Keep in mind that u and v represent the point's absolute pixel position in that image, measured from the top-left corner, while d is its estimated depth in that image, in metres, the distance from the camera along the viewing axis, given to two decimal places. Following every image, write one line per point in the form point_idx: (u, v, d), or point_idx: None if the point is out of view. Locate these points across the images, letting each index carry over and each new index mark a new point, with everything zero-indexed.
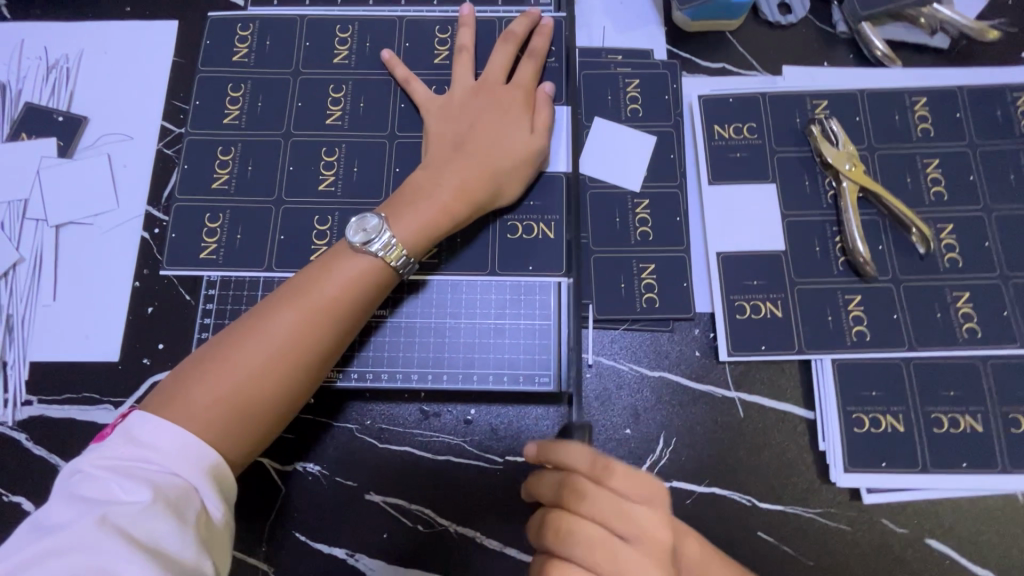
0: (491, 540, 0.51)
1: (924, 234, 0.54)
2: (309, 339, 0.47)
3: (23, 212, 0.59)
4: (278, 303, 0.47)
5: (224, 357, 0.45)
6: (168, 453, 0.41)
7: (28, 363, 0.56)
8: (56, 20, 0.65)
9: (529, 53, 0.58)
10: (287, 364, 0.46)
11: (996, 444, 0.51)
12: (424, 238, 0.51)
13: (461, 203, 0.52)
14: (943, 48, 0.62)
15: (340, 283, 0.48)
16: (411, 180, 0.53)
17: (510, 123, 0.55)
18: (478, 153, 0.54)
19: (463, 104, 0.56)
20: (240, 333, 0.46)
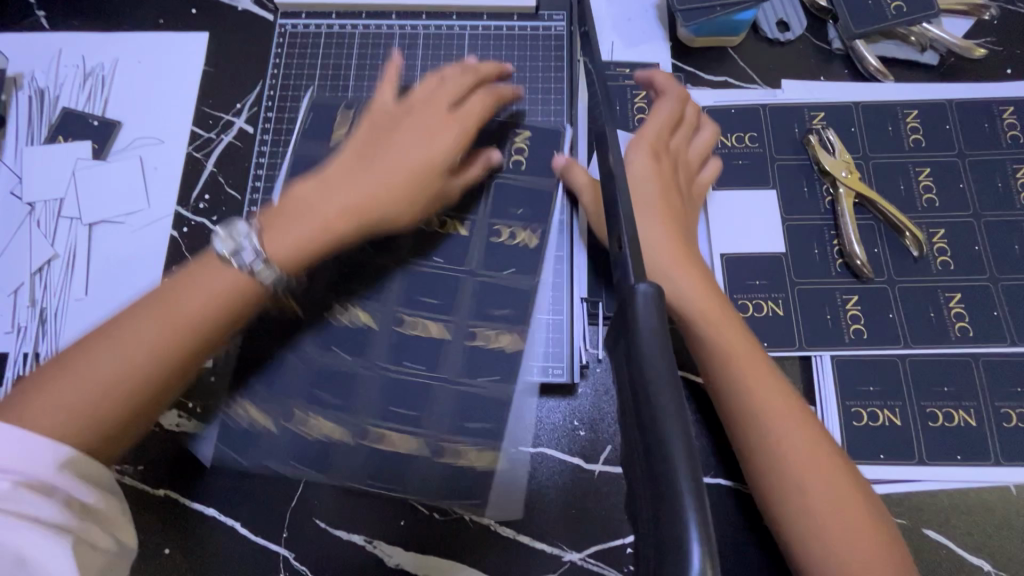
0: (505, 528, 0.53)
1: (917, 237, 0.57)
2: (160, 347, 0.44)
3: (58, 210, 0.62)
4: (152, 304, 0.46)
5: (81, 359, 0.43)
6: (16, 453, 0.38)
7: (60, 354, 0.58)
8: (93, 30, 0.69)
9: (483, 89, 0.60)
10: (142, 372, 0.43)
11: (988, 438, 0.53)
12: (302, 253, 0.50)
13: (347, 223, 0.52)
14: (933, 65, 0.65)
15: (212, 290, 0.46)
16: (299, 189, 0.54)
17: (417, 141, 0.57)
18: (377, 171, 0.55)
19: (377, 131, 0.58)
20: (99, 336, 0.44)
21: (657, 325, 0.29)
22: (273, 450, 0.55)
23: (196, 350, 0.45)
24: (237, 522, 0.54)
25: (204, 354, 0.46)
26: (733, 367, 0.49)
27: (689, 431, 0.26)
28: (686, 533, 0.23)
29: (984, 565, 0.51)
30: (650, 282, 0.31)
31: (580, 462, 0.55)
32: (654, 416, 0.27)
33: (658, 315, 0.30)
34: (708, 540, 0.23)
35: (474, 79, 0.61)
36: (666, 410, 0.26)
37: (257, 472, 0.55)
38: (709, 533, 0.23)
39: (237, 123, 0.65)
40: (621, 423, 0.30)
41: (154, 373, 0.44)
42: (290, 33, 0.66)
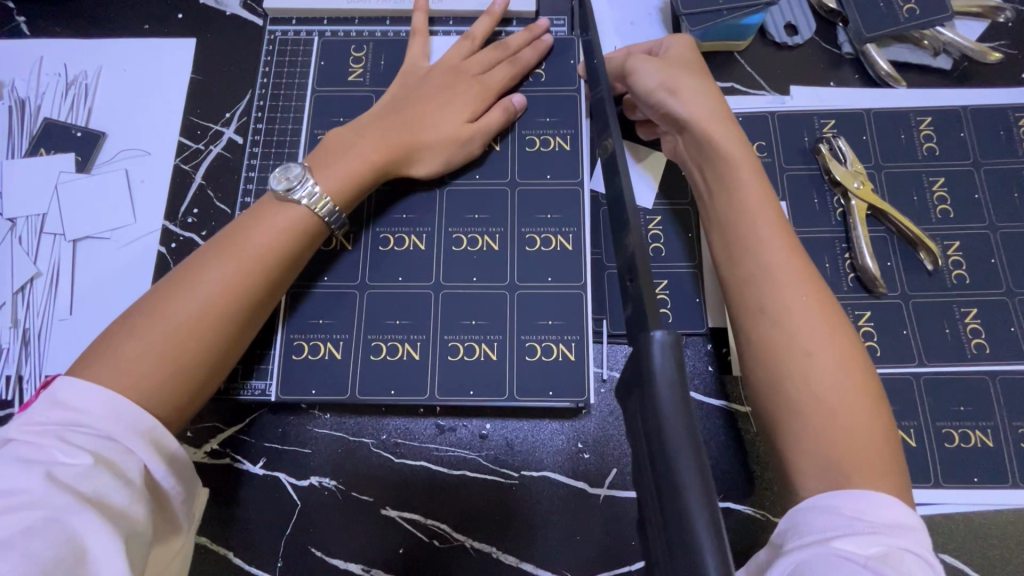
0: (507, 555, 0.51)
1: (931, 251, 0.55)
2: (230, 301, 0.46)
3: (41, 226, 0.60)
4: (219, 251, 0.47)
5: (157, 311, 0.44)
6: (100, 416, 0.39)
7: (44, 377, 0.56)
8: (76, 37, 0.66)
9: (512, 60, 0.61)
10: (206, 327, 0.44)
11: (1005, 459, 0.51)
12: (344, 185, 0.52)
13: (383, 154, 0.54)
14: (946, 70, 0.63)
15: (276, 227, 0.49)
16: (336, 133, 0.55)
17: (450, 104, 0.57)
18: (418, 109, 0.57)
19: (410, 92, 0.58)
20: (175, 285, 0.45)
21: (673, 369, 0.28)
22: (266, 477, 0.53)
23: (263, 300, 0.48)
24: (229, 552, 0.52)
25: (268, 298, 0.49)
26: (788, 295, 0.44)
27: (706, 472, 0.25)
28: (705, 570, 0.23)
29: None
30: (665, 329, 0.29)
31: (585, 486, 0.53)
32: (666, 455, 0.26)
33: (674, 361, 0.28)
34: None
35: (504, 54, 0.61)
36: (682, 451, 0.26)
37: (250, 499, 0.53)
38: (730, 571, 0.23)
39: (226, 134, 0.63)
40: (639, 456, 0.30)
41: (219, 332, 0.45)
42: (279, 39, 0.64)
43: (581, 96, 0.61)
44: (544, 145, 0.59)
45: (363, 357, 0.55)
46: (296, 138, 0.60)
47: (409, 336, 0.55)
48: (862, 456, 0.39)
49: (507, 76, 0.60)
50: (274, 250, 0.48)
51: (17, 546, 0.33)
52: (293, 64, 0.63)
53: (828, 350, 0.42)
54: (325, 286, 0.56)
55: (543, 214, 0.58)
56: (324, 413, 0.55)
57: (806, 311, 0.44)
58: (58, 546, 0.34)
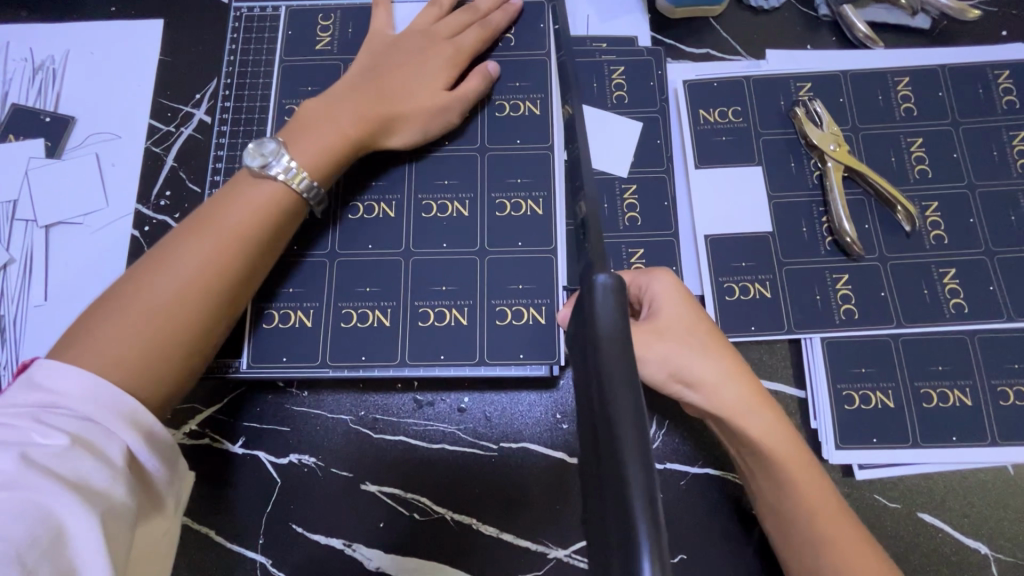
0: (487, 526, 0.51)
1: (909, 212, 0.55)
2: (211, 280, 0.45)
3: (13, 213, 0.59)
4: (195, 233, 0.46)
5: (134, 292, 0.43)
6: (80, 397, 0.39)
7: (21, 363, 0.56)
8: (41, 22, 0.65)
9: (482, 24, 0.60)
10: (188, 307, 0.44)
11: (984, 417, 0.51)
12: (321, 162, 0.51)
13: (360, 128, 0.53)
14: (925, 29, 0.62)
15: (252, 204, 0.48)
16: (311, 105, 0.54)
17: (425, 73, 0.56)
18: (392, 79, 0.56)
19: (383, 61, 0.57)
20: (151, 268, 0.45)
21: (616, 316, 0.29)
22: (244, 455, 0.53)
23: (241, 280, 0.47)
24: (211, 530, 0.52)
25: (248, 278, 0.48)
26: (731, 399, 0.46)
27: (645, 427, 0.24)
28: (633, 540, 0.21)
29: (982, 548, 0.49)
30: (610, 273, 0.30)
31: (564, 456, 0.53)
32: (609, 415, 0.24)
33: (616, 306, 0.29)
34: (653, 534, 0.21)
35: (474, 17, 0.60)
36: (623, 410, 0.24)
37: (230, 478, 0.53)
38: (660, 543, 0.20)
39: (196, 114, 0.62)
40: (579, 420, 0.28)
41: (203, 310, 0.45)
42: (247, 17, 0.63)
43: (552, 60, 0.60)
44: (514, 110, 0.59)
45: (335, 324, 0.55)
46: (265, 115, 0.60)
47: (380, 303, 0.55)
48: (843, 537, 0.43)
49: (478, 40, 0.59)
50: (253, 227, 0.48)
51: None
52: (260, 41, 0.62)
53: (779, 451, 0.46)
54: (298, 264, 0.56)
55: (513, 181, 0.57)
56: (301, 390, 0.55)
57: (751, 413, 0.46)
58: (34, 530, 0.33)
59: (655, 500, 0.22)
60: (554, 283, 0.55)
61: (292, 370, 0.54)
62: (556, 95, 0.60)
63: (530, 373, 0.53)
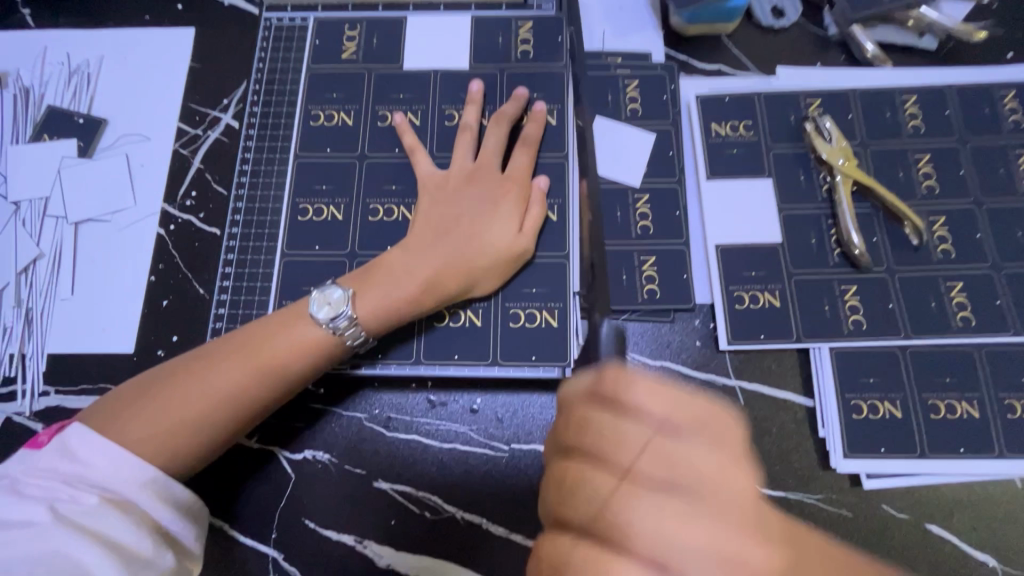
0: (497, 526, 0.52)
1: (917, 225, 0.56)
2: (241, 402, 0.49)
3: (44, 210, 0.62)
4: (239, 350, 0.50)
5: (169, 391, 0.48)
6: (104, 470, 0.45)
7: (46, 355, 0.57)
8: (78, 28, 0.68)
9: (522, 143, 0.59)
10: (212, 424, 0.48)
11: (992, 430, 0.51)
12: (383, 316, 0.52)
13: (430, 296, 0.53)
14: (932, 50, 0.64)
15: (292, 348, 0.50)
16: (385, 259, 0.54)
17: (497, 210, 0.56)
18: (459, 234, 0.55)
19: (445, 212, 0.56)
20: (193, 372, 0.49)
21: None
22: (262, 450, 0.54)
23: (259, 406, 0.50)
24: (225, 524, 0.53)
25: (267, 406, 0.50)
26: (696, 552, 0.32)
27: None
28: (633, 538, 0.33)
29: (990, 560, 0.49)
30: None
31: None
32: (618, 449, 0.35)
33: None
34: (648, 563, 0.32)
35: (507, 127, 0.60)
36: None
37: (245, 472, 0.54)
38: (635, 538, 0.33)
39: (223, 119, 0.64)
40: None
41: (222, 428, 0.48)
42: (276, 26, 0.65)
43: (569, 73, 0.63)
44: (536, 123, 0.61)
45: None
46: (290, 121, 0.62)
47: None
48: None
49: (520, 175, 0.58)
50: (290, 359, 0.50)
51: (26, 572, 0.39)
52: (287, 49, 0.64)
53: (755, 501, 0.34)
54: (319, 264, 0.57)
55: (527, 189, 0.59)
56: (317, 387, 0.56)
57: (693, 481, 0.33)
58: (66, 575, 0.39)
59: None
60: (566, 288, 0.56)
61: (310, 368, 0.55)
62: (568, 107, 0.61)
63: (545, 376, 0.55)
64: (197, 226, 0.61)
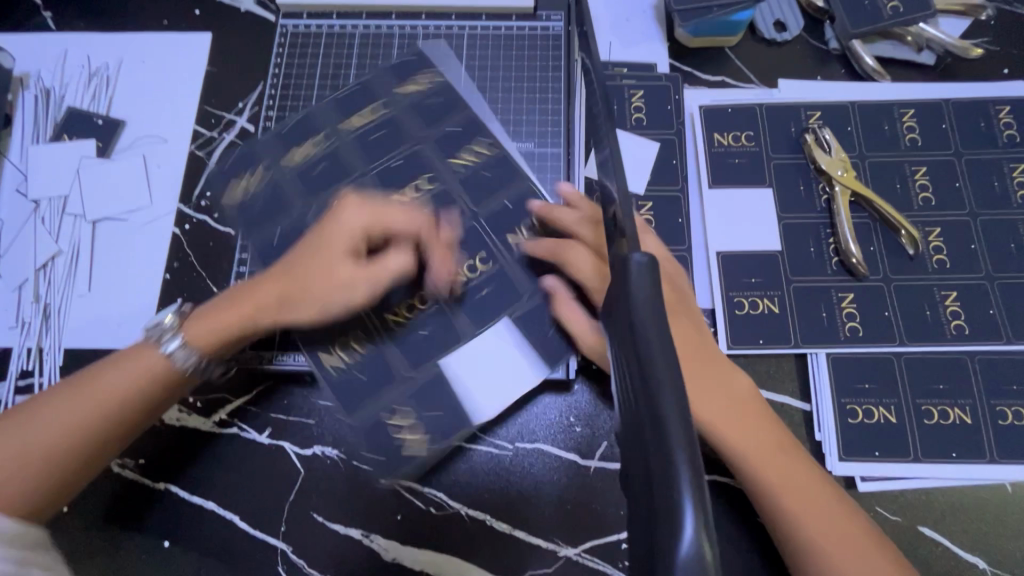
0: (500, 523, 0.54)
1: (913, 236, 0.57)
2: (125, 405, 0.50)
3: (63, 208, 0.63)
4: (111, 366, 0.52)
5: (26, 418, 0.49)
6: None
7: (63, 349, 0.59)
8: (98, 32, 0.70)
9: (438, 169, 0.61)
10: (93, 430, 0.49)
11: (984, 435, 0.53)
12: (216, 339, 0.53)
13: (242, 316, 0.54)
14: (930, 65, 0.66)
15: (190, 346, 0.52)
16: (239, 288, 0.55)
17: (391, 238, 0.55)
18: (351, 243, 0.54)
19: (337, 221, 0.57)
20: (71, 390, 0.50)
21: (648, 287, 0.29)
22: (272, 445, 0.56)
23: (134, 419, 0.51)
24: (236, 516, 0.54)
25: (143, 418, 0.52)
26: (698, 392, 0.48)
27: (693, 428, 0.24)
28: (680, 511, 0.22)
29: (980, 563, 0.51)
30: (643, 252, 0.30)
31: (576, 458, 0.55)
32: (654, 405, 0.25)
33: (651, 281, 0.29)
34: (702, 516, 0.22)
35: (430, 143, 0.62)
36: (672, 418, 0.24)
37: (256, 466, 0.55)
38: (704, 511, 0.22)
39: (238, 122, 0.66)
40: (626, 431, 0.28)
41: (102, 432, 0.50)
42: (291, 33, 0.67)
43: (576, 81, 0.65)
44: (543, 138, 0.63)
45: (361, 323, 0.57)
46: (305, 126, 0.64)
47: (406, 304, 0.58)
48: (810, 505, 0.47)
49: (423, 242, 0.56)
50: (188, 359, 0.52)
51: None
52: (303, 57, 0.66)
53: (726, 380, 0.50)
54: None
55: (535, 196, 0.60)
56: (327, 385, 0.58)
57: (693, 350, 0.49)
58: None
59: (706, 517, 0.22)
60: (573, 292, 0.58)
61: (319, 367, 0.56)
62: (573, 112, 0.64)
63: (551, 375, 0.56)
64: (211, 226, 0.63)
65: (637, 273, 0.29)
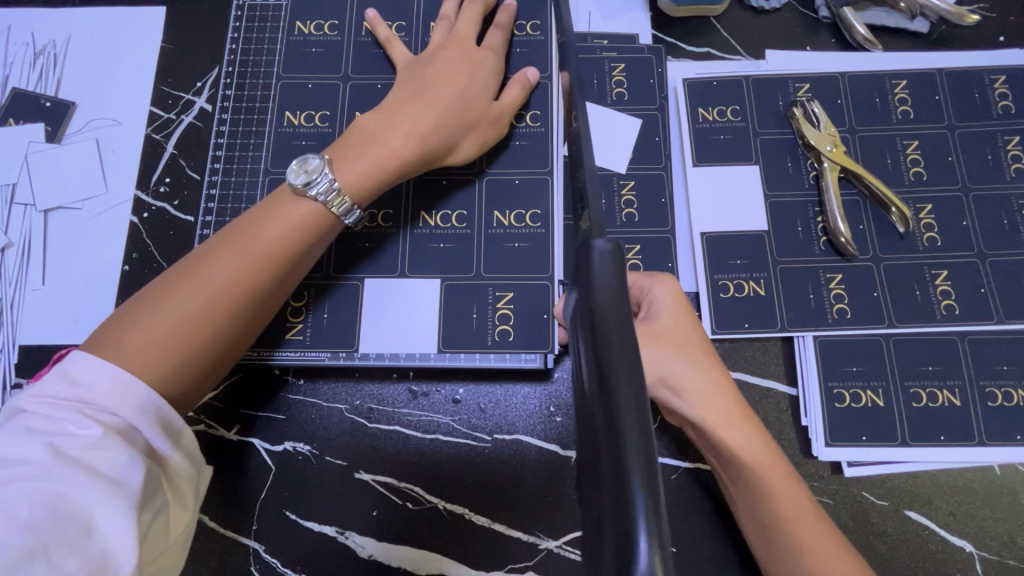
0: (480, 516, 0.52)
1: (904, 214, 0.55)
2: (246, 290, 0.45)
3: (12, 197, 0.60)
4: (205, 261, 0.45)
5: (175, 289, 0.44)
6: (108, 395, 0.39)
7: (17, 347, 0.56)
8: (43, 8, 0.65)
9: (501, 27, 0.59)
10: (216, 320, 0.44)
11: (972, 417, 0.52)
12: (367, 186, 0.51)
13: (412, 150, 0.52)
14: (923, 33, 0.63)
15: (283, 230, 0.47)
16: (361, 126, 0.53)
17: (470, 83, 0.55)
18: (433, 103, 0.53)
19: (415, 89, 0.55)
20: (172, 281, 0.44)
21: (612, 277, 0.32)
22: (241, 442, 0.54)
23: (263, 300, 0.47)
24: (204, 516, 0.52)
25: (276, 292, 0.48)
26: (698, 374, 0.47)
27: (644, 411, 0.25)
28: (632, 541, 0.23)
29: (967, 546, 0.50)
30: (608, 240, 0.33)
31: (557, 448, 0.53)
32: (612, 415, 0.26)
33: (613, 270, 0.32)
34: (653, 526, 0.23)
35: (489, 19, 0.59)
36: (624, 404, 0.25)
37: (224, 465, 0.53)
38: (662, 541, 0.23)
39: (197, 103, 0.62)
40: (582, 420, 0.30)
41: (228, 322, 0.45)
42: (249, 5, 0.63)
43: (552, 43, 0.61)
44: (518, 121, 0.59)
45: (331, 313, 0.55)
46: (265, 105, 0.60)
47: (379, 294, 0.56)
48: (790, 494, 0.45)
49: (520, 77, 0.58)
50: (286, 245, 0.47)
51: (24, 517, 0.34)
52: (262, 29, 0.62)
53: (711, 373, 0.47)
54: None
55: (511, 180, 0.57)
56: (297, 378, 0.55)
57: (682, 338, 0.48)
58: (63, 521, 0.34)
59: (655, 506, 0.24)
60: (551, 276, 0.55)
61: (303, 344, 0.55)
62: (557, 85, 0.60)
63: (551, 338, 0.54)
64: (171, 214, 0.59)
65: (600, 258, 0.32)
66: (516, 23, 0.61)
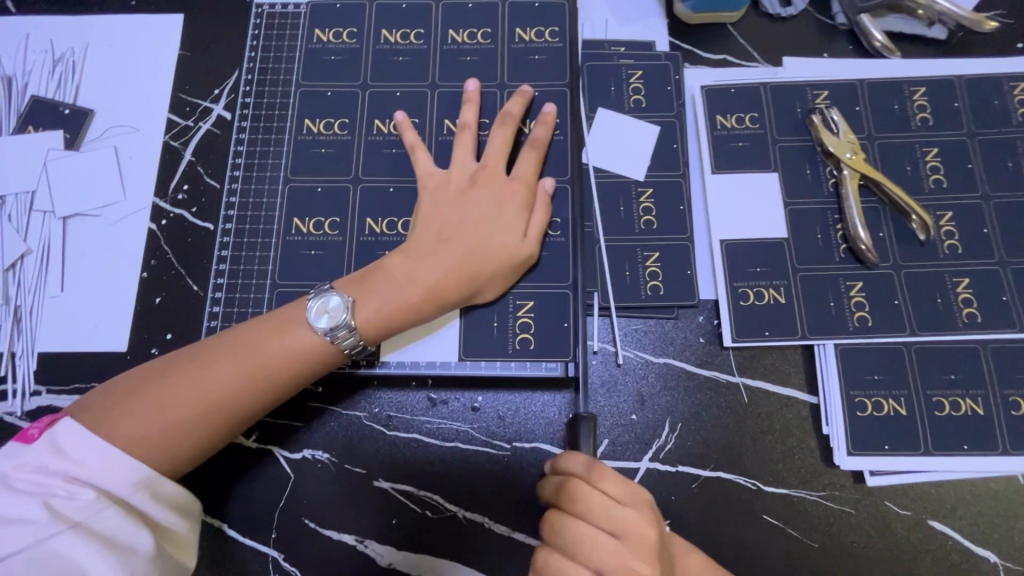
0: (500, 525, 0.52)
1: (925, 221, 0.55)
2: (235, 399, 0.47)
3: (31, 204, 0.60)
4: (205, 356, 0.47)
5: (171, 382, 0.46)
6: (94, 466, 0.42)
7: (36, 353, 0.56)
8: (63, 15, 0.66)
9: (532, 146, 0.57)
10: (197, 422, 0.46)
11: (996, 427, 0.51)
12: (383, 323, 0.51)
13: (435, 287, 0.51)
14: (941, 40, 0.63)
15: (288, 351, 0.48)
16: (385, 265, 0.52)
17: (502, 220, 0.53)
18: (459, 236, 0.53)
19: (439, 212, 0.54)
20: (174, 368, 0.47)
21: None
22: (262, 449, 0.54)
23: (254, 410, 0.48)
24: (223, 523, 0.52)
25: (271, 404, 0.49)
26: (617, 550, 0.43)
27: None
28: None
29: (991, 557, 0.49)
30: None
31: None
32: None
33: None
34: None
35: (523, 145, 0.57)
36: None
37: (243, 472, 0.53)
38: None
39: (215, 110, 0.62)
40: None
41: (209, 427, 0.46)
42: (267, 14, 0.64)
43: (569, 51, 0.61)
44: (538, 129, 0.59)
45: None
46: (284, 112, 0.60)
47: None
48: None
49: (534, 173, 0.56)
50: (287, 364, 0.48)
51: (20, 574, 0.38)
52: (280, 37, 0.63)
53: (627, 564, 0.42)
54: (319, 259, 0.56)
55: None
56: (317, 385, 0.55)
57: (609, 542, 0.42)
58: None
59: None
60: (570, 283, 0.55)
61: None
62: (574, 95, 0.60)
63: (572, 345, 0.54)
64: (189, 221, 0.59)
65: None
66: (552, 29, 0.61)
